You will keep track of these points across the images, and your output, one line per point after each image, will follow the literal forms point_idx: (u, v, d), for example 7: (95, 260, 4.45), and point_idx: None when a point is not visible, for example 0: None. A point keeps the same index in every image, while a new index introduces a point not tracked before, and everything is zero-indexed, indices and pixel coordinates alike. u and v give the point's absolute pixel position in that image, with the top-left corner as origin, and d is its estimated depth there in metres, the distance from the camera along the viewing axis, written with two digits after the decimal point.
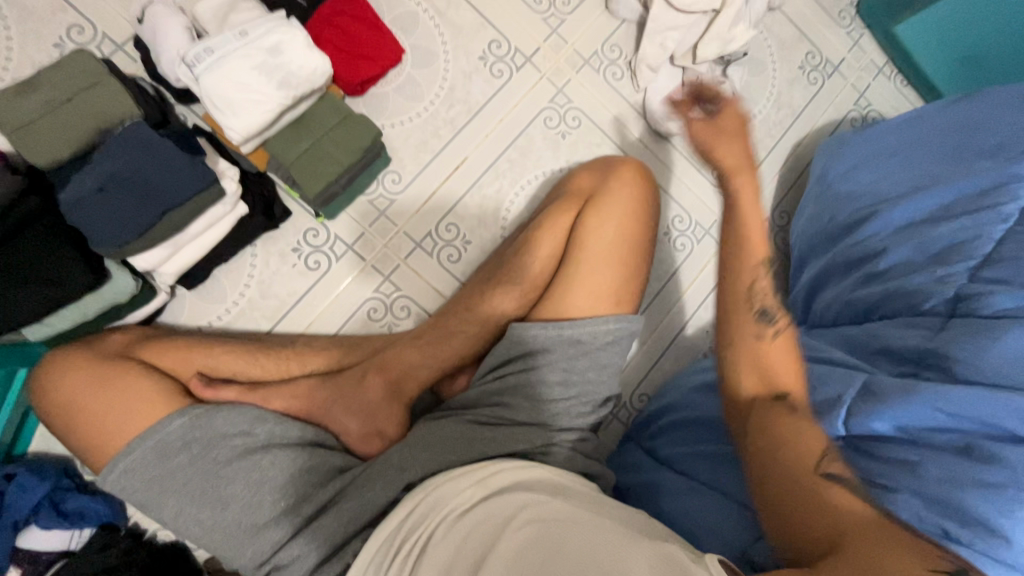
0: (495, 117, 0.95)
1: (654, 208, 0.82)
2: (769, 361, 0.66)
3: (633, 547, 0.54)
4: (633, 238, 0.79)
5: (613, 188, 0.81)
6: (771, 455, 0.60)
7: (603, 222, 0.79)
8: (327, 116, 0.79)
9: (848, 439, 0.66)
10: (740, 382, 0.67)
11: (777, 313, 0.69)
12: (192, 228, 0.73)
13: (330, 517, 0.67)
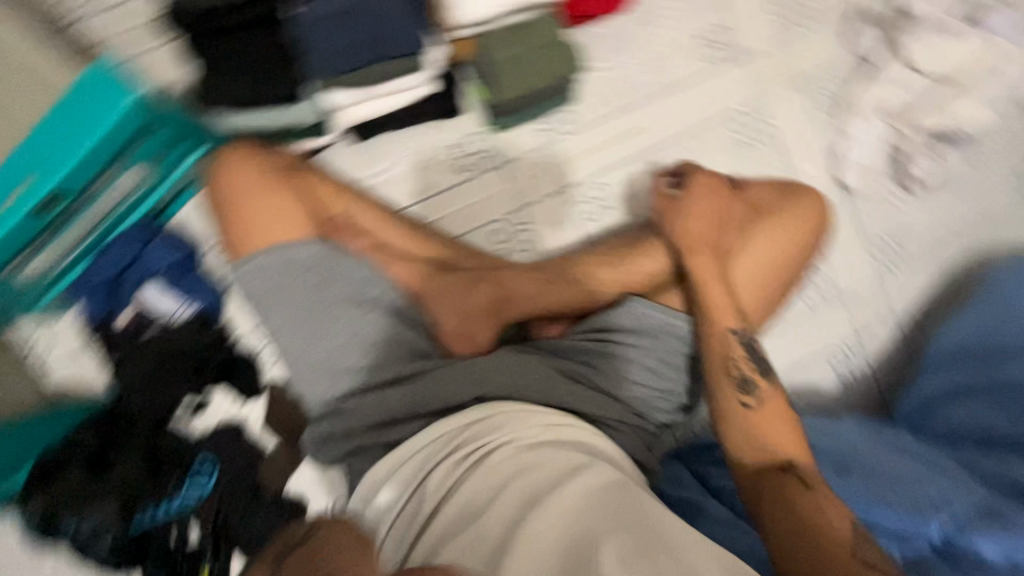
0: (686, 100, 0.93)
1: (811, 240, 0.74)
2: (766, 433, 0.61)
3: (697, 547, 0.54)
4: (785, 263, 0.73)
5: (785, 212, 0.73)
6: (793, 534, 0.53)
7: (707, 211, 0.72)
8: (543, 33, 0.79)
9: (942, 551, 0.63)
10: (745, 457, 0.60)
11: (760, 384, 0.64)
12: (385, 86, 0.77)
13: (404, 390, 0.71)
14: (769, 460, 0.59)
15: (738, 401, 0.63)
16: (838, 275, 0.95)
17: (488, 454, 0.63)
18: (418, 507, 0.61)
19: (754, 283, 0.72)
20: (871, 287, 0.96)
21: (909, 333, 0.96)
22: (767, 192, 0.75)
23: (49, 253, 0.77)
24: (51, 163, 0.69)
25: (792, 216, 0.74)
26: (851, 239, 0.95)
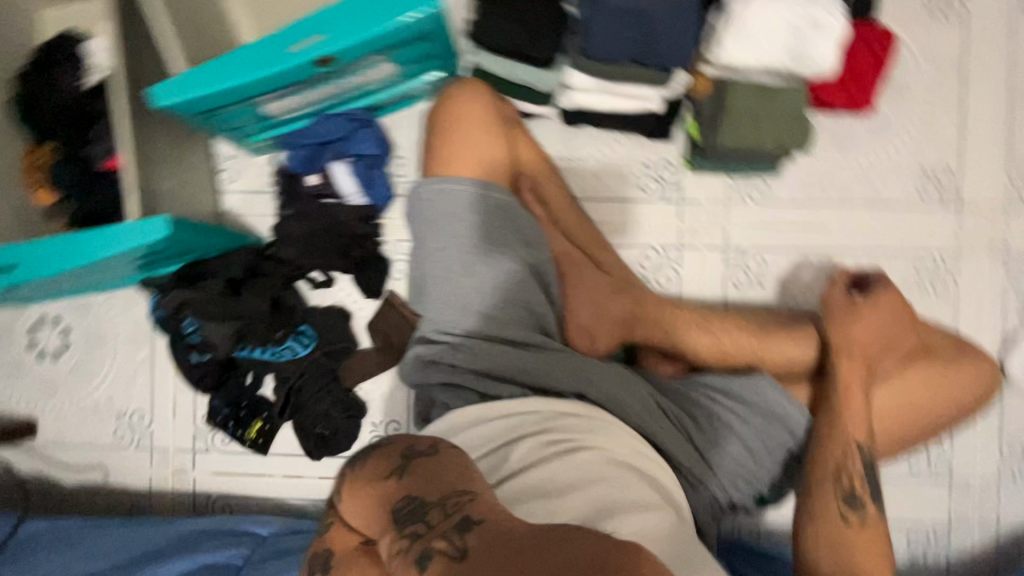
0: (883, 221, 0.90)
1: (962, 405, 0.71)
2: (856, 558, 0.57)
3: None
4: (936, 414, 0.69)
5: (960, 365, 0.70)
6: None
7: (879, 324, 0.69)
8: (788, 103, 0.79)
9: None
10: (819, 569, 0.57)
11: (869, 508, 0.61)
12: (622, 87, 0.80)
13: (518, 354, 0.74)
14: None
15: (840, 507, 0.60)
16: (957, 456, 0.89)
17: (573, 448, 0.64)
18: (498, 464, 0.63)
19: (900, 418, 0.68)
20: (987, 484, 0.89)
21: (1003, 549, 0.89)
22: (943, 339, 0.72)
23: (281, 100, 0.77)
24: (345, 30, 0.68)
25: (955, 372, 0.70)
26: (988, 429, 0.89)
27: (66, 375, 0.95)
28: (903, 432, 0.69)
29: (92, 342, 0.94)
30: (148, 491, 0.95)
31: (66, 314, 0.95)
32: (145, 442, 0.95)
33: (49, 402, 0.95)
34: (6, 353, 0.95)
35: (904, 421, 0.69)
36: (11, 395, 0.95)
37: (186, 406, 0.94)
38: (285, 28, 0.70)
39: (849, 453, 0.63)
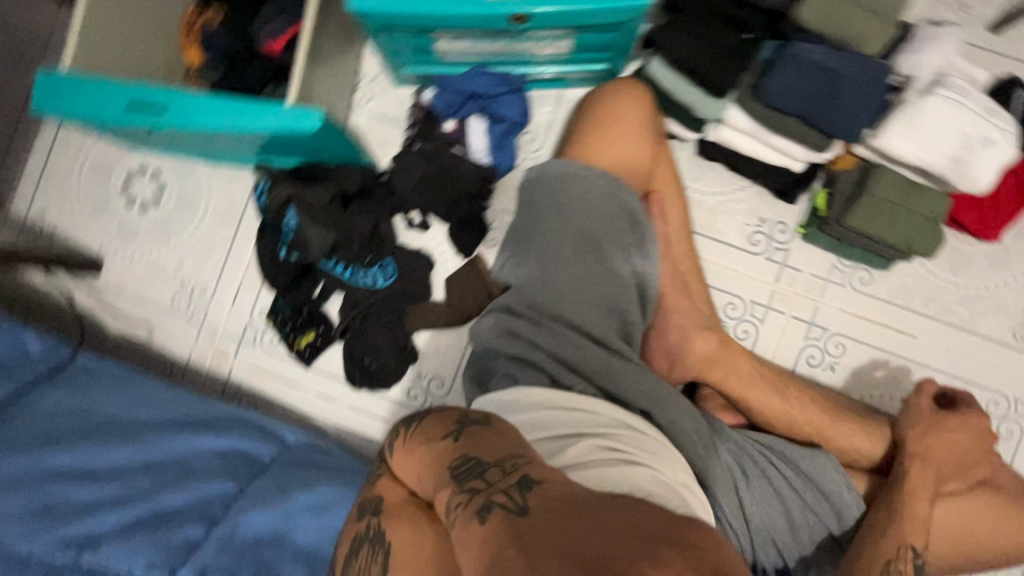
0: (969, 349, 0.90)
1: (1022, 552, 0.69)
2: None
3: None
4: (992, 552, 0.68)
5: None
6: None
7: (960, 443, 0.69)
8: (927, 206, 0.79)
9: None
10: None
11: None
12: (777, 138, 0.80)
13: (599, 354, 0.74)
14: None
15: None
16: None
17: (628, 464, 0.60)
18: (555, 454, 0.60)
19: (954, 541, 0.67)
20: None
21: None
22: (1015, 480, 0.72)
23: (457, 41, 0.79)
24: None
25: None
26: None
27: (147, 228, 0.96)
28: (954, 557, 0.67)
29: (181, 206, 0.95)
30: (184, 363, 0.96)
31: (163, 170, 0.96)
32: (197, 316, 0.95)
33: (121, 248, 0.96)
34: (98, 188, 0.97)
35: (959, 546, 0.67)
36: (88, 229, 0.97)
37: (249, 295, 0.94)
38: None
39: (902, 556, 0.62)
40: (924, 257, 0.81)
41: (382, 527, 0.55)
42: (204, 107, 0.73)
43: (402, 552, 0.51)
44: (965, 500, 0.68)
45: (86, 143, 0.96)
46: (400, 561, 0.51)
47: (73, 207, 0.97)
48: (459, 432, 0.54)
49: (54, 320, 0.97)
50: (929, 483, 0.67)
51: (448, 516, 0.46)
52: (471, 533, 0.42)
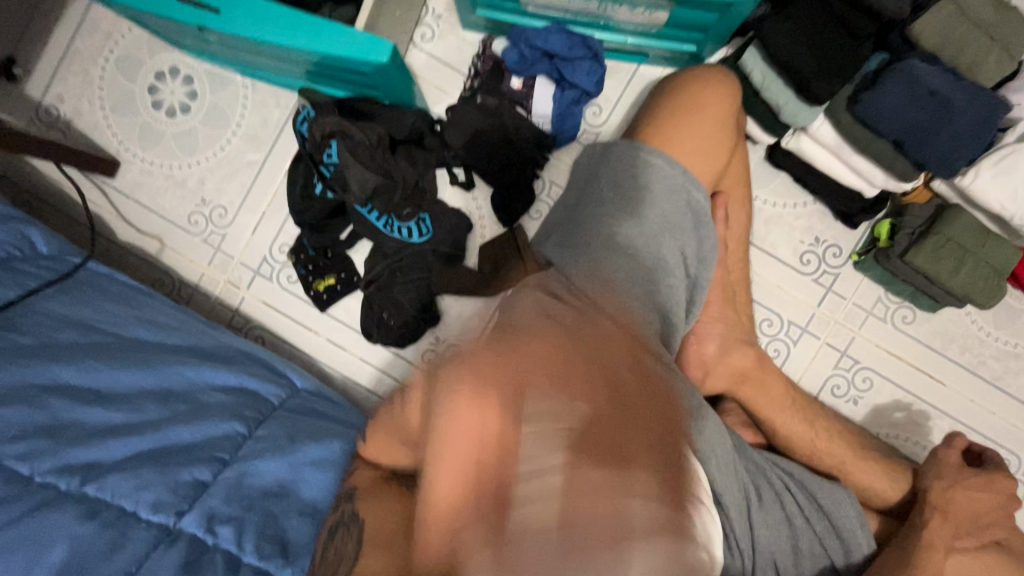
0: (996, 404, 0.88)
1: None
2: None
3: None
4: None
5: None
6: None
7: (983, 505, 0.69)
8: (996, 258, 0.76)
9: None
10: None
11: None
12: (860, 159, 0.75)
13: (640, 354, 0.71)
14: None
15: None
16: None
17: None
18: None
19: None
20: None
21: None
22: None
23: None
24: None
25: None
26: None
27: (171, 136, 0.89)
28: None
29: (211, 118, 0.88)
30: (193, 286, 0.91)
31: (197, 76, 0.88)
32: (213, 239, 0.90)
33: (141, 153, 0.90)
34: (124, 85, 0.89)
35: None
36: (108, 127, 0.89)
37: (272, 227, 0.89)
38: None
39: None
40: (980, 308, 0.79)
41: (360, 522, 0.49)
42: (262, 13, 0.67)
43: (374, 522, 0.45)
44: (976, 558, 0.67)
45: (117, 33, 0.88)
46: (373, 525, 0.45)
47: (93, 100, 0.89)
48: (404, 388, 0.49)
49: (59, 218, 0.91)
50: (949, 539, 0.66)
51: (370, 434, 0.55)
52: (415, 464, 0.40)
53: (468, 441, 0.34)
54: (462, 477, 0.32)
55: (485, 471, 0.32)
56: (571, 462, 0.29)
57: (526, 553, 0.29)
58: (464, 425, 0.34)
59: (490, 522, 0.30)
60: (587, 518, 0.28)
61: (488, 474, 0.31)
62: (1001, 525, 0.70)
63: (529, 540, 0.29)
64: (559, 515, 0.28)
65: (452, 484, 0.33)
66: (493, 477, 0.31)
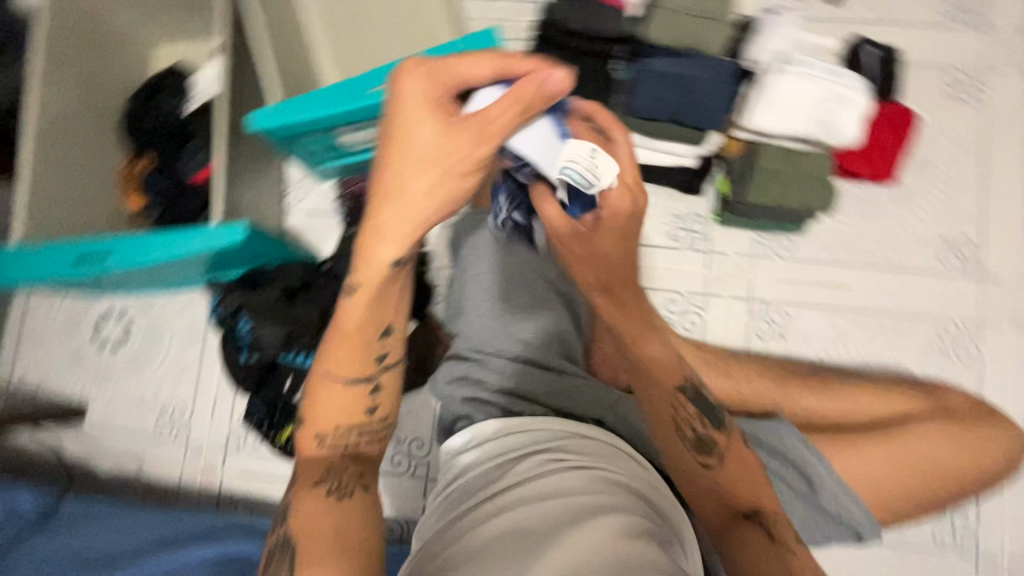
0: (904, 285, 0.93)
1: (980, 478, 0.72)
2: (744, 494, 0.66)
3: (638, 515, 0.61)
4: (966, 483, 0.72)
5: (981, 431, 0.73)
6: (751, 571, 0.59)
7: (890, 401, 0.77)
8: (811, 166, 0.86)
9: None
10: (708, 509, 0.67)
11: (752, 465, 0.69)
12: (660, 143, 0.87)
13: (544, 378, 0.79)
14: (729, 514, 0.65)
15: (696, 459, 0.68)
16: (983, 529, 0.88)
17: (579, 468, 0.66)
18: (504, 474, 0.67)
19: (910, 477, 0.71)
20: (1016, 563, 0.87)
21: None
22: (961, 404, 0.76)
23: (356, 133, 0.88)
24: None
25: (976, 447, 0.72)
26: (1013, 505, 0.88)
27: (122, 365, 1.02)
28: (926, 497, 0.71)
29: (150, 337, 1.02)
30: (176, 486, 0.99)
31: (129, 310, 1.03)
32: (181, 436, 1.00)
33: (101, 389, 1.02)
34: (72, 342, 1.04)
35: (929, 485, 0.71)
36: (68, 379, 1.03)
37: (226, 406, 0.99)
38: (370, 75, 0.82)
39: (674, 402, 0.70)
40: (824, 210, 0.87)
41: (293, 535, 0.59)
42: (147, 245, 0.82)
43: (322, 522, 0.59)
44: (916, 441, 0.72)
45: (54, 305, 1.04)
46: (327, 524, 0.59)
47: (50, 363, 1.03)
48: (302, 417, 0.68)
49: (50, 475, 1.02)
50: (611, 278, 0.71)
51: (298, 492, 0.63)
52: (365, 427, 0.67)
53: (364, 328, 0.64)
54: (385, 211, 0.56)
55: (404, 223, 0.56)
56: (422, 122, 0.54)
57: (419, 177, 0.55)
58: (371, 249, 0.58)
59: (389, 189, 0.56)
60: (427, 184, 0.55)
61: (415, 208, 0.56)
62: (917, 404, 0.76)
63: (411, 186, 0.55)
64: (418, 198, 0.55)
65: (393, 217, 0.56)
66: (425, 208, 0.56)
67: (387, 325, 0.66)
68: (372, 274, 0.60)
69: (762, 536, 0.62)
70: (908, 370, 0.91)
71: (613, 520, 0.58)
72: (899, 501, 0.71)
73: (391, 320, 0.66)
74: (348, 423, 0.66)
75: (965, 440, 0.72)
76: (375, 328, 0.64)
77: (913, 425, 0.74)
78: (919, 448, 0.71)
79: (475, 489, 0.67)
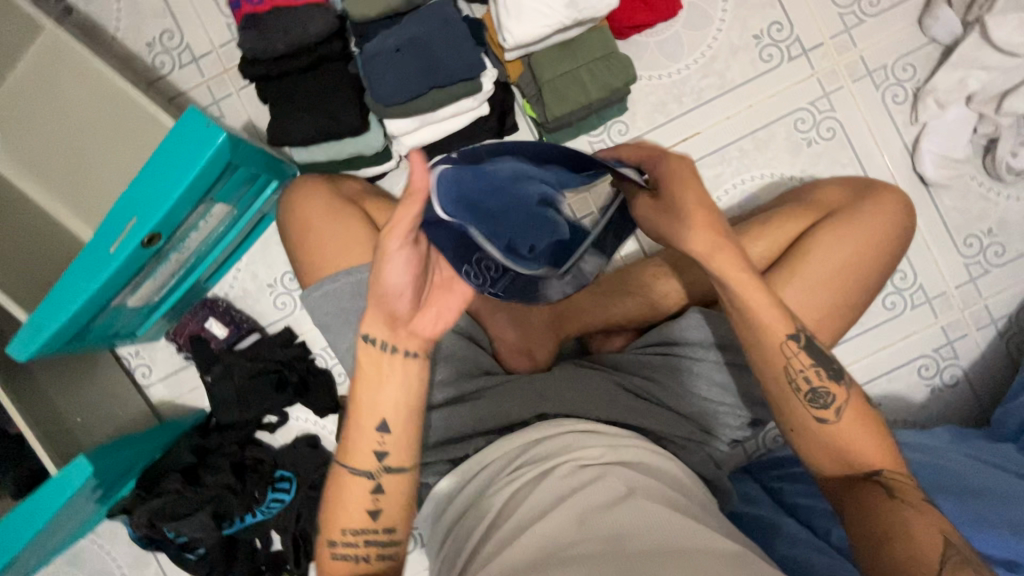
0: (743, 101, 0.89)
1: (896, 253, 0.71)
2: (846, 443, 0.58)
3: (642, 493, 0.58)
4: (874, 268, 0.69)
5: (868, 211, 0.70)
6: (875, 552, 0.52)
7: (787, 229, 0.73)
8: (593, 48, 0.78)
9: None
10: (819, 465, 0.60)
11: (832, 388, 0.59)
12: (442, 112, 0.78)
13: (467, 409, 0.73)
14: (847, 471, 0.58)
15: (813, 416, 0.59)
16: (921, 276, 0.89)
17: (573, 466, 0.62)
18: (478, 519, 0.62)
19: (834, 289, 0.68)
20: (963, 287, 0.89)
21: (1008, 337, 0.88)
22: (839, 194, 0.74)
23: (138, 290, 0.76)
24: (150, 207, 0.66)
25: (876, 224, 0.70)
26: (935, 239, 0.89)
27: None
28: (840, 303, 0.69)
29: None
30: None
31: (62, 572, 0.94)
32: None
33: None
34: None
35: (837, 290, 0.68)
36: None
37: None
38: (97, 228, 0.67)
39: (789, 353, 0.59)
40: (632, 83, 0.80)
41: None
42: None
43: None
44: (824, 252, 0.69)
45: None
46: None
47: None
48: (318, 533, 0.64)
49: None
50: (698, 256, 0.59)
51: None
52: (376, 535, 0.62)
53: (372, 424, 0.63)
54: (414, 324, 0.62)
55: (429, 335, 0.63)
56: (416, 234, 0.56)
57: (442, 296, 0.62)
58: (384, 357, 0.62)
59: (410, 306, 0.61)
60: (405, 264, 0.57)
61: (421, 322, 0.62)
62: (804, 210, 0.73)
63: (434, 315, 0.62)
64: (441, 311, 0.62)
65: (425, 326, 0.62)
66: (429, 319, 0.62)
67: (387, 424, 0.63)
68: (363, 366, 0.63)
69: (880, 494, 0.55)
70: (788, 177, 0.89)
71: (634, 505, 0.56)
72: (818, 322, 0.68)
73: (401, 408, 0.63)
74: (359, 530, 0.62)
75: (863, 222, 0.69)
76: (383, 415, 0.63)
77: (813, 238, 0.70)
78: (833, 259, 0.68)
79: (459, 553, 0.60)
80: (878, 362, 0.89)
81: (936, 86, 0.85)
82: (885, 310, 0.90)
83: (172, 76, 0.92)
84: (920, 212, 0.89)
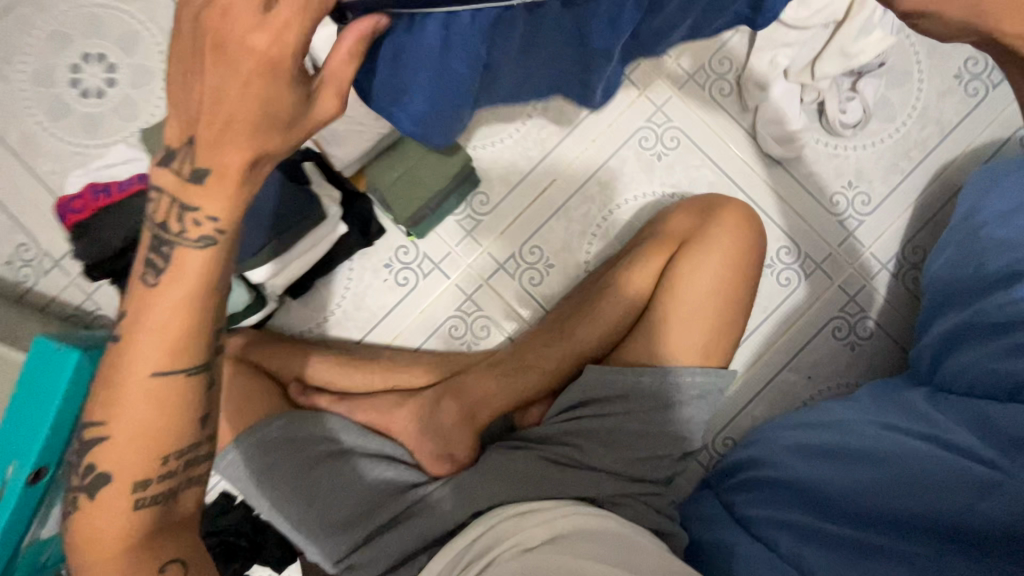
0: (586, 139, 0.92)
1: (755, 260, 0.76)
2: None
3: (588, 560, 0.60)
4: (735, 289, 0.75)
5: (715, 235, 0.76)
6: None
7: (650, 270, 0.78)
8: (419, 144, 0.81)
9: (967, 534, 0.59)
10: None
11: None
12: (297, 247, 0.79)
13: (403, 530, 0.70)
14: None
15: None
16: (804, 245, 0.91)
17: (516, 555, 0.62)
18: None
19: (705, 310, 0.74)
20: (842, 243, 0.91)
21: (900, 276, 0.91)
22: (688, 220, 0.79)
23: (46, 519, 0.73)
24: (25, 442, 0.65)
25: (726, 242, 0.75)
26: (804, 209, 0.91)
27: None
28: (711, 328, 0.74)
29: None
30: None
31: None
32: None
33: None
34: None
35: (706, 318, 0.74)
36: None
37: None
38: None
39: None
40: (468, 161, 0.84)
41: (154, 520, 0.54)
42: None
43: (111, 528, 0.52)
44: (687, 280, 0.75)
45: None
46: (113, 528, 0.52)
47: None
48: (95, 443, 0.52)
49: None
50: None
51: (148, 505, 0.53)
52: (118, 504, 0.52)
53: (157, 359, 0.51)
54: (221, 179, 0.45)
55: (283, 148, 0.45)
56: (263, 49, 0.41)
57: (245, 39, 0.40)
58: (187, 256, 0.49)
59: (204, 141, 0.44)
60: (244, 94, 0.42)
61: (270, 118, 0.43)
62: (658, 241, 0.79)
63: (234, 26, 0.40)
64: (239, 109, 0.42)
65: (205, 202, 0.46)
66: (271, 113, 0.43)
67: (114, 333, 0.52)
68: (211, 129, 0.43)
69: None
70: (649, 194, 0.91)
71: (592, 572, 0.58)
72: (697, 350, 0.74)
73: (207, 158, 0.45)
74: (78, 495, 0.53)
75: (710, 244, 0.75)
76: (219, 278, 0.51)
77: (673, 270, 0.76)
78: (702, 280, 0.74)
79: None
80: (792, 338, 0.91)
81: (752, 72, 0.88)
82: (782, 288, 0.92)
83: (41, 286, 0.92)
84: (780, 188, 0.92)
